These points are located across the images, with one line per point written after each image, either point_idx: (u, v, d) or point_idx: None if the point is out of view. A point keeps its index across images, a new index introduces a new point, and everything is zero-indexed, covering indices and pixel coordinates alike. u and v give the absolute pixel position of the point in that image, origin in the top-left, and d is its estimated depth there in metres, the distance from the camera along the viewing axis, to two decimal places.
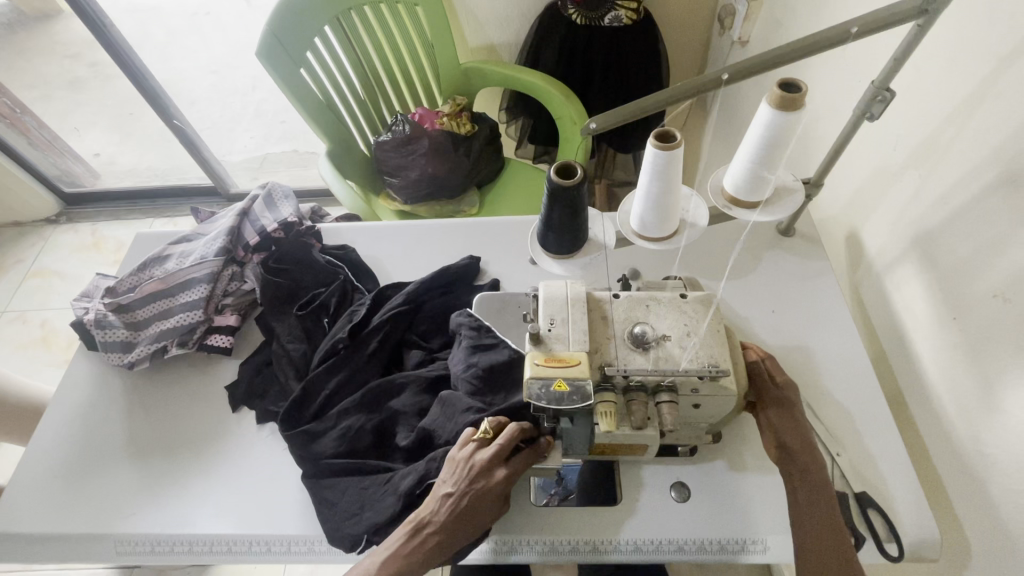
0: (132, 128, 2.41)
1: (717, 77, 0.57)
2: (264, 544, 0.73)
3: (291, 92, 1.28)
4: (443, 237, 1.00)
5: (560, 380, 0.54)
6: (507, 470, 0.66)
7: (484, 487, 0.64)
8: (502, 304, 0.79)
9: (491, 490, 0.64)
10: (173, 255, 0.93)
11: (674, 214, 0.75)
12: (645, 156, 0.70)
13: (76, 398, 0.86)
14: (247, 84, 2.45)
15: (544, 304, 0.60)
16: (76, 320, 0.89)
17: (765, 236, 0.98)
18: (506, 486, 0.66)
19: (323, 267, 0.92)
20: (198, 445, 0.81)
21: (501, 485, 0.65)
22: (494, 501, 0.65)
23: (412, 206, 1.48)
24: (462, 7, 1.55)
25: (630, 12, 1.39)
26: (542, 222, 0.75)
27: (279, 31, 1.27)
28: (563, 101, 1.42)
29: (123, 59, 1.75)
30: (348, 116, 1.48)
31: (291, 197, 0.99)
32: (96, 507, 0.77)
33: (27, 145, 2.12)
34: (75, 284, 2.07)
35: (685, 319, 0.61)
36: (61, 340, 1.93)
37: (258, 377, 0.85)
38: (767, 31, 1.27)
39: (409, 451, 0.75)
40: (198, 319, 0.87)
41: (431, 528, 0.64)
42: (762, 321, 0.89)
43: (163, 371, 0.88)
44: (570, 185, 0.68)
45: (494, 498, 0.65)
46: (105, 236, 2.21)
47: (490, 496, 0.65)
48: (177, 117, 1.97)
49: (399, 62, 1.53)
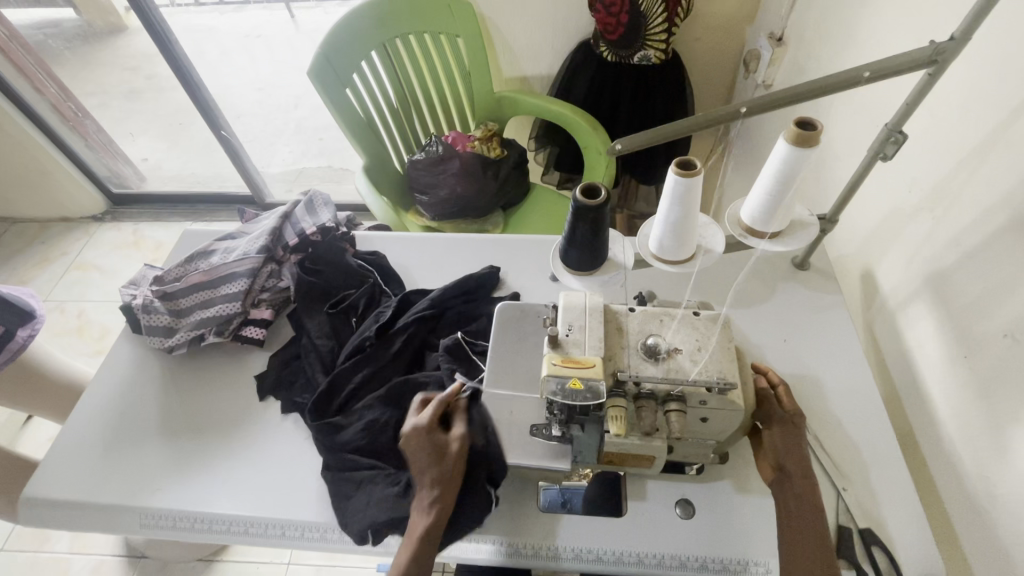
0: (180, 136, 2.56)
1: (735, 110, 0.62)
2: (280, 528, 0.76)
3: (336, 109, 1.38)
4: (467, 250, 1.05)
5: (574, 378, 0.57)
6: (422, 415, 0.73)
7: (417, 433, 0.71)
8: (523, 312, 0.81)
9: (421, 436, 0.71)
10: (217, 250, 1.00)
11: (691, 240, 0.80)
12: (667, 181, 0.76)
13: (115, 378, 0.91)
14: (290, 102, 2.61)
15: (563, 311, 0.64)
16: (124, 304, 0.95)
17: (780, 268, 1.01)
18: (428, 425, 0.72)
19: (354, 270, 0.97)
20: (225, 428, 0.86)
21: (424, 428, 0.71)
22: (431, 440, 0.71)
23: (439, 223, 1.55)
24: (500, 40, 1.65)
25: (659, 52, 1.42)
26: (565, 239, 0.81)
27: (330, 54, 1.38)
28: (590, 131, 1.48)
29: (182, 71, 1.88)
30: (386, 135, 1.57)
31: (330, 204, 1.06)
32: (127, 480, 0.81)
33: (84, 147, 2.26)
34: (113, 279, 2.18)
35: (696, 335, 0.64)
36: (94, 331, 2.02)
37: (287, 368, 0.90)
38: (790, 76, 1.33)
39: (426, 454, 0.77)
40: (236, 311, 0.92)
41: (422, 492, 0.69)
42: (774, 350, 0.90)
43: (199, 358, 0.93)
44: (594, 204, 0.74)
45: (427, 433, 0.71)
46: (145, 236, 2.33)
47: (425, 439, 0.71)
48: (225, 128, 2.10)
49: (438, 88, 1.62)
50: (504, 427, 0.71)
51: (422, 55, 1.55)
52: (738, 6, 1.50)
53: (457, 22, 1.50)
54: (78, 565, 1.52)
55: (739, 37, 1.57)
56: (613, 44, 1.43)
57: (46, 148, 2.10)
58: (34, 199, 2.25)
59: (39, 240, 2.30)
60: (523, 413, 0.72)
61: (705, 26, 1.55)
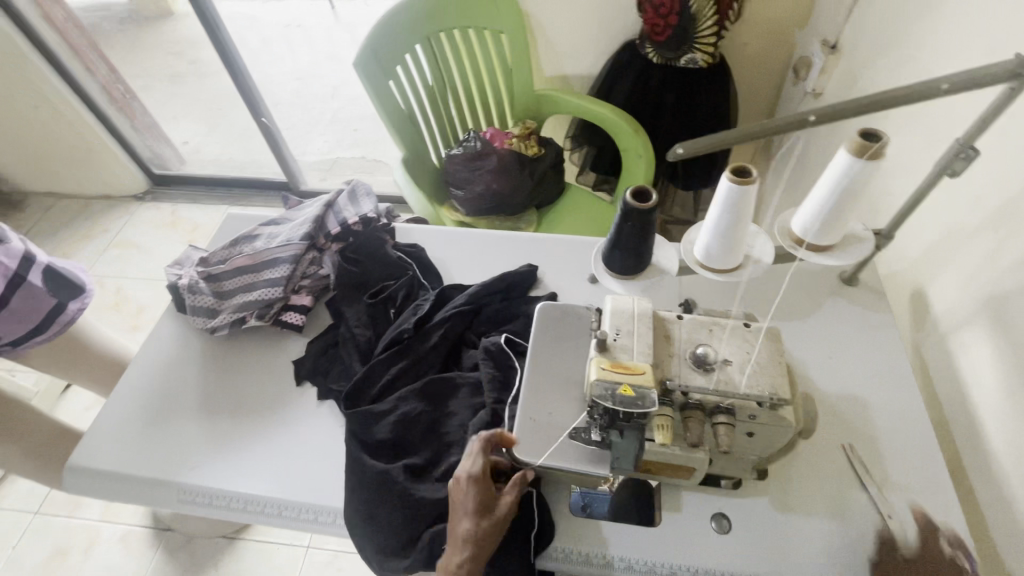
0: (220, 120, 2.62)
1: (802, 118, 0.60)
2: (313, 513, 0.77)
3: (378, 101, 1.39)
4: (505, 248, 1.05)
5: (626, 385, 0.56)
6: (476, 462, 0.68)
7: (469, 485, 0.67)
8: (563, 314, 0.80)
9: (472, 486, 0.67)
10: (261, 235, 1.01)
11: (739, 249, 0.78)
12: (720, 187, 0.74)
13: (157, 355, 0.93)
14: (327, 92, 2.64)
15: (611, 315, 0.63)
16: (169, 283, 0.98)
17: (827, 282, 0.98)
18: (482, 475, 0.68)
19: (394, 262, 0.98)
20: (262, 410, 0.87)
21: (478, 477, 0.67)
22: (481, 493, 0.67)
23: (473, 218, 1.55)
24: (542, 38, 1.64)
25: (706, 55, 1.40)
26: (610, 241, 0.80)
27: (375, 46, 1.39)
28: (630, 133, 1.46)
29: (228, 57, 1.92)
30: (425, 128, 1.57)
31: (371, 195, 1.07)
32: (166, 455, 0.83)
33: (130, 128, 2.32)
34: (150, 257, 2.24)
35: (747, 347, 0.62)
36: (131, 307, 2.08)
37: (324, 355, 0.91)
38: (843, 85, 1.29)
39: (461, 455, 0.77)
40: (277, 295, 0.94)
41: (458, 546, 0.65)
42: (818, 366, 0.87)
43: (239, 340, 0.95)
44: (644, 208, 0.73)
45: (477, 486, 0.67)
46: (182, 217, 2.39)
47: (475, 490, 0.67)
48: (265, 115, 2.13)
49: (479, 84, 1.62)
50: (541, 428, 0.70)
51: (465, 50, 1.55)
52: (790, 11, 1.46)
53: (501, 18, 1.49)
54: (107, 533, 1.57)
55: (787, 44, 1.53)
56: (659, 46, 1.41)
57: (94, 127, 2.16)
58: (79, 176, 2.33)
59: (83, 216, 2.38)
60: (560, 415, 0.70)
61: (753, 30, 1.52)
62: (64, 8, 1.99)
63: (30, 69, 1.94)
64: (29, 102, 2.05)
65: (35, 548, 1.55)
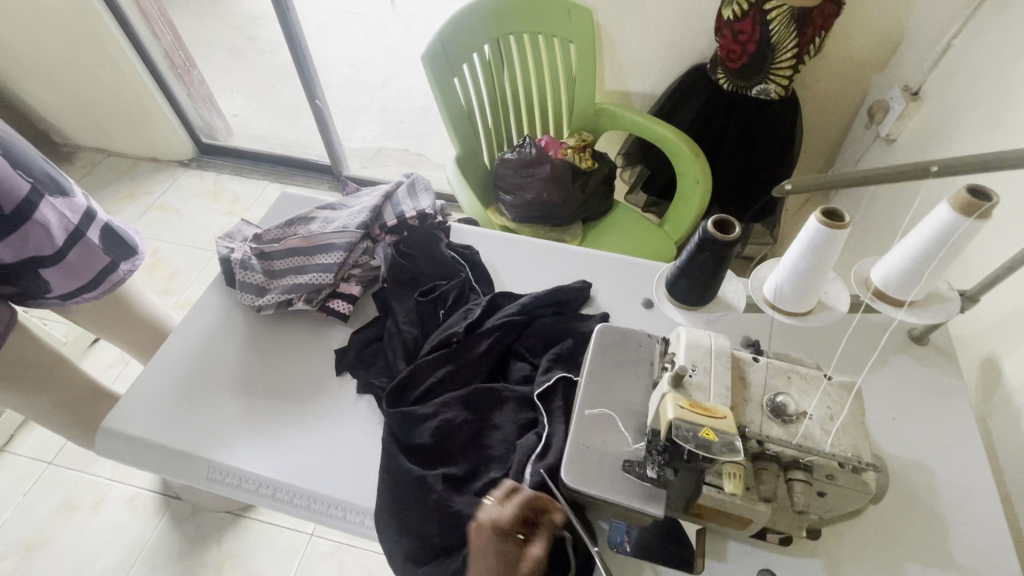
0: (271, 98, 2.65)
1: (923, 166, 0.57)
2: (341, 509, 0.75)
3: (441, 96, 1.37)
4: (560, 260, 1.02)
5: (708, 428, 0.52)
6: (502, 511, 0.67)
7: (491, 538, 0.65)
8: (622, 338, 0.77)
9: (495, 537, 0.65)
10: (316, 219, 1.00)
11: (816, 294, 0.74)
12: (807, 228, 0.70)
13: (199, 327, 0.92)
14: (379, 82, 2.68)
15: (687, 348, 0.60)
16: (221, 256, 0.97)
17: (893, 338, 0.93)
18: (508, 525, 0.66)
19: (447, 262, 0.96)
20: (300, 396, 0.85)
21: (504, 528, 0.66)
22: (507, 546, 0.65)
23: (518, 225, 1.53)
24: (610, 52, 1.62)
25: (780, 88, 1.36)
26: (678, 268, 0.78)
27: (446, 42, 1.38)
28: (691, 158, 1.43)
29: (292, 36, 1.93)
30: (481, 129, 1.56)
31: (430, 190, 1.05)
32: (200, 430, 0.82)
33: (186, 96, 2.34)
34: (188, 224, 2.26)
35: (829, 402, 0.58)
36: (165, 271, 2.10)
37: (367, 348, 0.89)
38: (921, 134, 1.23)
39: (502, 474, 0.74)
40: (327, 281, 0.92)
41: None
42: (880, 425, 0.82)
43: (284, 322, 0.94)
44: (725, 239, 0.70)
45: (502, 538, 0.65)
46: (224, 187, 2.40)
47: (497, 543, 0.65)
48: (320, 97, 2.14)
49: (541, 91, 1.60)
50: (594, 455, 0.67)
51: (532, 55, 1.54)
52: (870, 53, 1.41)
53: (573, 28, 1.48)
54: (115, 493, 1.57)
55: (862, 86, 1.48)
56: (732, 73, 1.38)
57: (151, 90, 2.18)
58: (131, 135, 2.36)
59: (129, 177, 2.42)
60: (615, 445, 0.67)
61: (829, 68, 1.48)
62: None
63: (99, 25, 1.95)
64: (93, 58, 2.07)
65: (44, 498, 1.55)
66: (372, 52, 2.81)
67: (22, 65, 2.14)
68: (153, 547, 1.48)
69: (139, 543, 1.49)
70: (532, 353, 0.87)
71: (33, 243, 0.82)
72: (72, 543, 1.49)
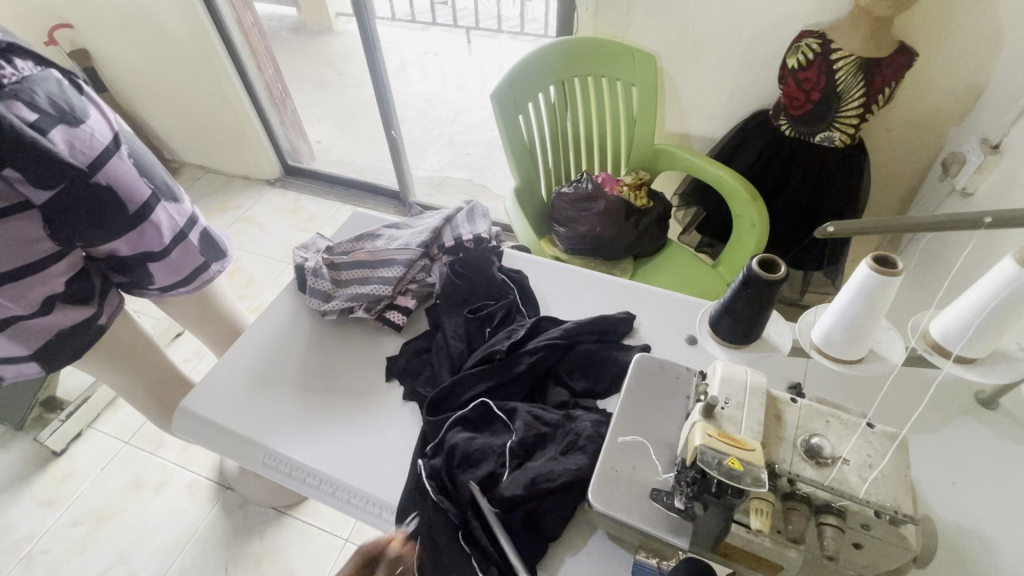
0: (352, 127, 2.89)
1: (977, 218, 0.55)
2: (379, 507, 0.79)
3: (505, 131, 1.47)
4: (605, 291, 1.04)
5: (734, 457, 0.52)
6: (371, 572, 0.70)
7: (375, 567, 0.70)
8: (660, 368, 0.78)
9: None
10: (382, 236, 1.09)
11: (866, 342, 0.73)
12: (856, 273, 0.70)
13: (268, 326, 1.01)
14: (450, 118, 2.88)
15: (722, 381, 0.61)
16: (296, 264, 1.07)
17: (958, 399, 0.86)
18: None
19: (497, 283, 1.01)
20: (351, 396, 0.92)
21: None
22: None
23: (569, 255, 1.57)
24: (672, 96, 1.66)
25: (845, 136, 1.34)
26: (721, 306, 0.79)
27: (514, 81, 1.47)
28: (748, 201, 1.43)
29: (376, 74, 2.12)
30: (540, 163, 1.63)
31: (487, 217, 1.12)
32: (262, 418, 0.90)
33: (279, 123, 2.59)
34: (267, 236, 2.47)
35: (868, 449, 0.57)
36: (243, 277, 2.30)
37: (417, 358, 0.95)
38: (1003, 187, 1.17)
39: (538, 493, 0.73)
40: (386, 293, 1.00)
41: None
42: (938, 490, 0.76)
43: (344, 327, 1.02)
44: (770, 278, 0.71)
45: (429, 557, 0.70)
46: (302, 206, 2.61)
47: None
48: (394, 128, 2.30)
49: (601, 129, 1.66)
50: (622, 480, 0.68)
51: (595, 96, 1.61)
52: (946, 104, 1.38)
53: (637, 72, 1.54)
54: (177, 477, 1.70)
55: (938, 137, 1.43)
56: (796, 120, 1.38)
57: (250, 115, 2.43)
58: (228, 155, 2.64)
59: (222, 191, 2.69)
60: (643, 472, 0.68)
61: (901, 118, 1.44)
62: (253, 14, 2.26)
63: (214, 57, 2.22)
64: (206, 86, 2.35)
65: (117, 476, 1.70)
66: (446, 91, 3.03)
67: (150, 90, 2.47)
68: (203, 532, 1.59)
69: (192, 527, 1.60)
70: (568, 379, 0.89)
71: (147, 239, 0.95)
72: (135, 520, 1.61)
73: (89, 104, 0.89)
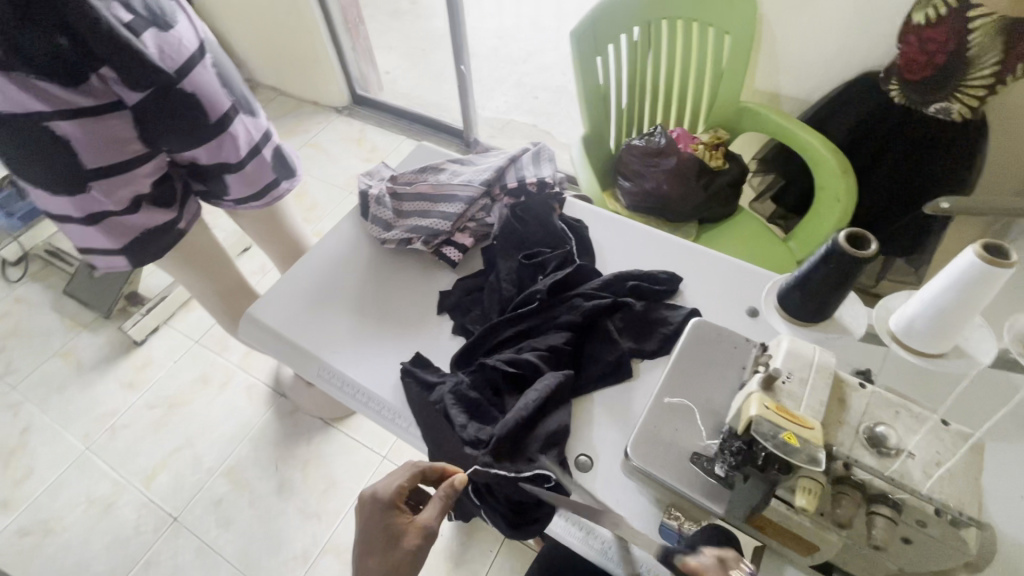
0: (421, 60, 2.84)
1: None
2: (406, 422, 0.84)
3: (580, 74, 1.40)
4: (666, 251, 1.00)
5: (790, 433, 0.50)
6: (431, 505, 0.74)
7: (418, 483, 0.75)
8: (717, 337, 0.75)
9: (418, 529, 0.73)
10: (445, 170, 1.09)
11: (952, 337, 0.68)
12: (958, 258, 0.63)
13: (329, 252, 1.04)
14: (521, 58, 2.77)
15: (785, 355, 0.59)
16: (361, 190, 1.09)
17: None
18: (423, 529, 0.73)
19: (556, 232, 0.99)
20: (402, 324, 0.95)
21: (420, 533, 0.73)
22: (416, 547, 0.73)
23: (631, 212, 1.50)
24: (768, 48, 1.51)
25: (966, 108, 1.19)
26: (796, 278, 0.77)
27: (597, 20, 1.38)
28: (837, 172, 1.30)
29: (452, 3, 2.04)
30: (613, 112, 1.55)
31: (553, 161, 1.09)
32: (320, 333, 0.94)
33: (350, 49, 2.57)
34: (331, 163, 2.52)
35: (938, 446, 0.54)
36: (307, 201, 2.37)
37: (468, 296, 0.96)
38: None
39: (542, 443, 0.75)
40: (446, 228, 1.00)
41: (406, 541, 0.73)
42: None
43: (401, 257, 1.04)
44: (864, 258, 0.70)
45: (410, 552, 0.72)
46: (367, 136, 2.63)
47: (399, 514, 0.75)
48: (465, 63, 2.23)
49: (683, 79, 1.55)
50: (663, 440, 0.67)
51: (682, 42, 1.49)
52: None
53: (733, 17, 1.41)
54: (238, 378, 1.85)
55: None
56: (910, 85, 1.24)
57: (324, 39, 2.42)
58: (300, 78, 2.67)
59: (293, 114, 2.75)
60: (686, 435, 0.67)
61: None
62: None
63: None
64: (284, 8, 2.34)
65: (186, 369, 1.87)
66: (521, 27, 2.90)
67: (231, 6, 2.49)
68: (258, 430, 1.73)
69: (248, 423, 1.75)
70: (604, 336, 0.86)
71: (225, 151, 0.99)
72: (200, 410, 1.79)
73: (179, 9, 0.91)
